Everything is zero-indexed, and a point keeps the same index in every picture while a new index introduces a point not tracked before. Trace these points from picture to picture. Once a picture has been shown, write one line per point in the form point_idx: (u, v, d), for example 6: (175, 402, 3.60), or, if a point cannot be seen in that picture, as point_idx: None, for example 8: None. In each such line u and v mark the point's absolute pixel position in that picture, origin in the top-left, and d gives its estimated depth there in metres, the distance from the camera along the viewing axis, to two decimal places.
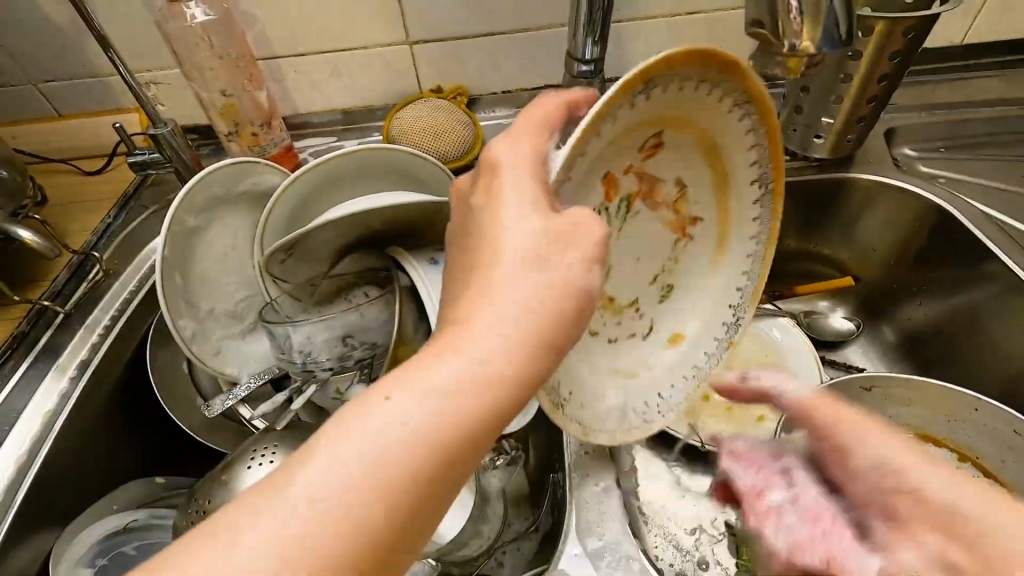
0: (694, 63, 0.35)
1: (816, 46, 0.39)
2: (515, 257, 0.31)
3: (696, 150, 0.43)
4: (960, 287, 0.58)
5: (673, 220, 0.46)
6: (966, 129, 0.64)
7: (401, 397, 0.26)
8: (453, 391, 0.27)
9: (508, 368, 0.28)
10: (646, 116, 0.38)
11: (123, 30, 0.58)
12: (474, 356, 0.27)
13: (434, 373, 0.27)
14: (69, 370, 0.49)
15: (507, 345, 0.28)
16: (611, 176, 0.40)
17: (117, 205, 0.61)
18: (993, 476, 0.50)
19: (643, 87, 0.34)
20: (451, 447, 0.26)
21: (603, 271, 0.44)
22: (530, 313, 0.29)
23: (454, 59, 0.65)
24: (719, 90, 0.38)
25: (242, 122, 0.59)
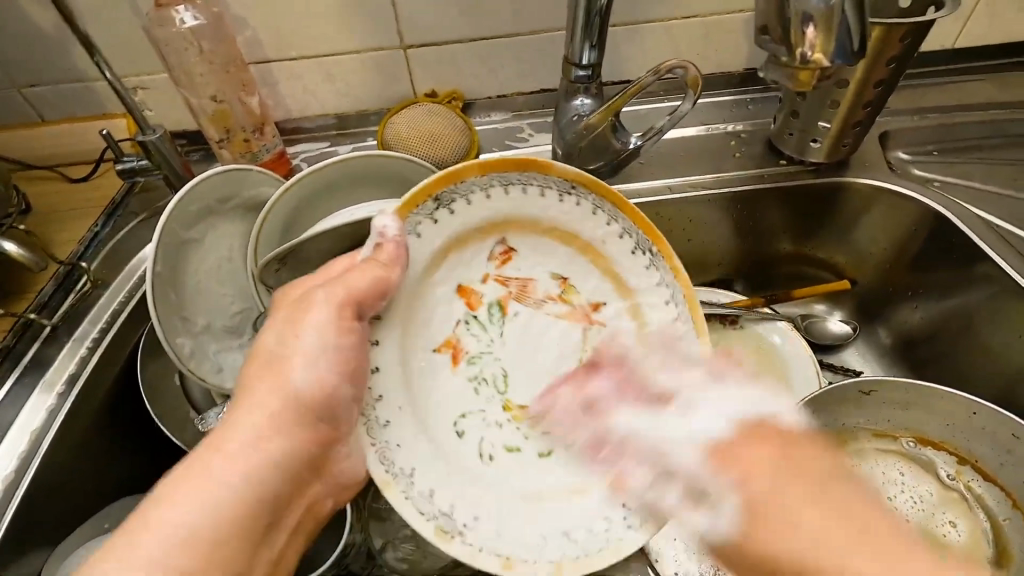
0: (490, 173, 0.43)
1: (830, 58, 0.40)
2: (289, 362, 0.37)
3: (557, 239, 0.47)
4: (954, 289, 0.58)
5: (570, 310, 0.48)
6: (959, 132, 0.65)
7: (161, 515, 0.31)
8: (219, 495, 0.33)
9: (269, 467, 0.35)
10: (473, 226, 0.44)
11: (109, 35, 0.56)
12: (228, 471, 0.33)
13: (195, 483, 0.32)
14: (57, 385, 0.48)
15: (258, 445, 0.35)
16: (467, 283, 0.46)
17: (105, 213, 0.59)
18: (990, 477, 0.51)
19: (438, 202, 0.41)
20: (220, 544, 0.32)
21: (498, 378, 0.47)
22: (286, 416, 0.36)
23: (448, 64, 0.64)
24: (535, 186, 0.44)
25: (234, 129, 0.58)
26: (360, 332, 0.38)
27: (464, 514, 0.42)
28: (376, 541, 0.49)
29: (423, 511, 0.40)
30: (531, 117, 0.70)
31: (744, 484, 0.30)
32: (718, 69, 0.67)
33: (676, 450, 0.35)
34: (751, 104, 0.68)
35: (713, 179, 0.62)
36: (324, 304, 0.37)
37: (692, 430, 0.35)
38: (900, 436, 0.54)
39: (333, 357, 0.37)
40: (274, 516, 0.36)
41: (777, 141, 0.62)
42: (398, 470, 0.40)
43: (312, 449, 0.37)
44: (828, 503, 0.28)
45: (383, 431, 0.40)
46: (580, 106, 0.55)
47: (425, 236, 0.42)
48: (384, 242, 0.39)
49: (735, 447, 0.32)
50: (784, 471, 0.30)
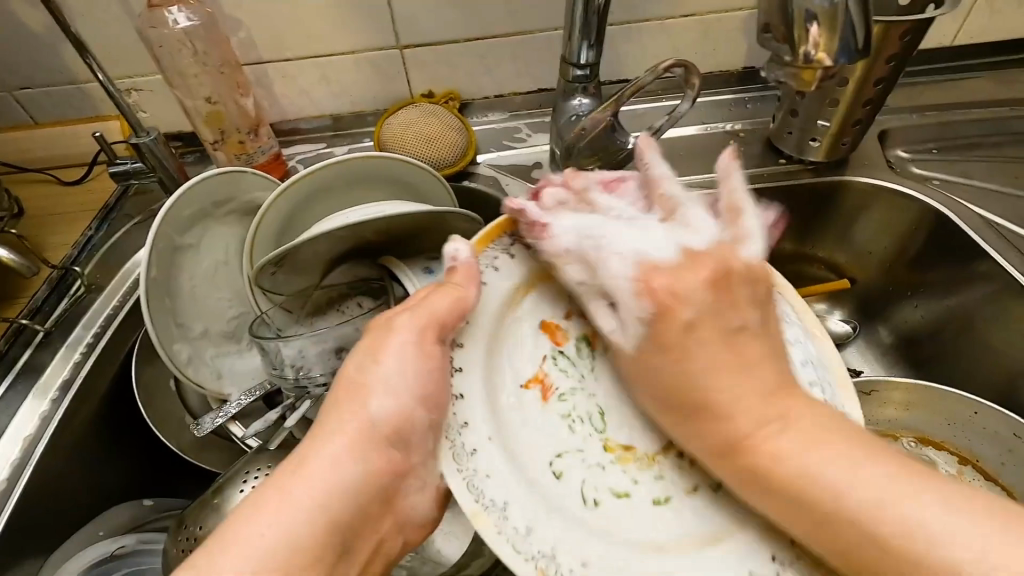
0: (572, 207, 0.42)
1: (832, 58, 0.40)
2: (367, 391, 0.35)
3: None
4: (954, 288, 0.58)
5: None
6: (959, 130, 0.64)
7: (248, 529, 0.30)
8: (294, 522, 0.31)
9: (344, 495, 0.33)
10: (540, 265, 0.42)
11: (102, 36, 0.56)
12: (307, 492, 0.32)
13: (280, 504, 0.31)
14: (51, 391, 0.47)
15: (339, 471, 0.33)
16: (551, 320, 0.42)
17: (99, 215, 0.58)
18: (991, 477, 0.50)
19: (513, 236, 0.42)
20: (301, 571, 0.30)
21: (595, 415, 0.40)
22: (364, 443, 0.34)
23: (445, 64, 0.64)
24: (600, 215, 0.42)
25: (228, 130, 0.58)
26: (443, 355, 0.36)
27: (570, 559, 0.33)
28: None
29: (521, 552, 0.33)
30: (529, 117, 0.69)
31: (677, 377, 0.34)
32: (716, 68, 0.67)
33: (621, 257, 0.36)
34: (750, 102, 0.68)
35: (710, 178, 0.61)
36: (408, 322, 0.36)
37: (628, 247, 0.36)
38: (901, 435, 0.53)
39: (414, 381, 0.35)
40: (347, 547, 0.33)
41: (777, 141, 0.62)
42: (490, 501, 0.33)
43: (387, 480, 0.35)
44: (750, 379, 0.33)
45: (470, 459, 0.34)
46: (579, 106, 0.55)
47: (502, 269, 0.41)
48: (457, 264, 0.38)
49: (731, 275, 0.36)
50: (718, 358, 0.34)
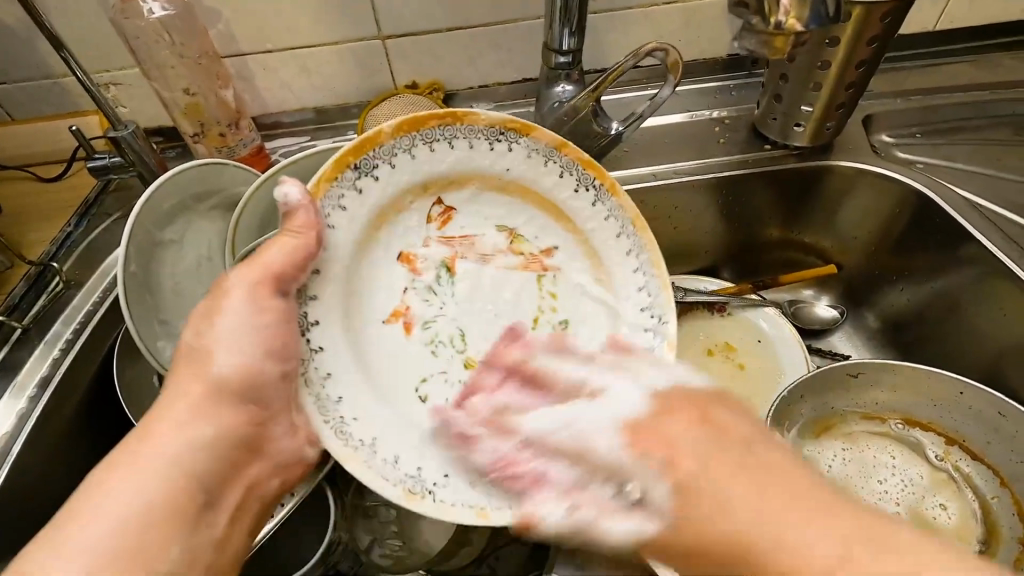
0: (409, 133, 0.42)
1: (803, 24, 0.40)
2: (207, 352, 0.37)
3: (493, 187, 0.47)
4: (939, 271, 0.58)
5: (522, 259, 0.49)
6: (942, 114, 0.64)
7: (105, 486, 0.32)
8: (151, 477, 0.33)
9: (194, 450, 0.35)
10: (407, 186, 0.44)
11: (77, 29, 0.55)
12: (157, 455, 0.33)
13: (131, 468, 0.33)
14: (28, 389, 0.46)
15: (188, 429, 0.35)
16: (408, 250, 0.46)
17: (78, 212, 0.58)
18: (978, 457, 0.50)
19: (358, 170, 0.41)
20: (162, 518, 0.32)
21: (454, 337, 0.47)
22: (211, 400, 0.37)
23: (428, 54, 0.63)
24: (462, 138, 0.44)
25: (208, 123, 0.57)
26: (282, 305, 0.38)
27: (434, 474, 0.42)
28: (363, 538, 0.49)
29: (389, 477, 0.41)
30: (514, 108, 0.69)
31: (745, 517, 0.29)
32: (700, 55, 0.67)
33: (604, 430, 0.36)
34: (735, 90, 0.68)
35: (696, 165, 0.61)
36: (241, 281, 0.37)
37: (580, 423, 0.38)
38: (886, 418, 0.54)
39: (259, 335, 0.37)
40: (213, 498, 0.36)
41: (761, 127, 0.62)
42: (359, 442, 0.41)
43: (241, 432, 0.38)
44: (840, 523, 0.28)
45: (335, 408, 0.40)
46: (562, 93, 0.55)
47: (354, 207, 0.41)
48: (292, 208, 0.37)
49: (678, 402, 0.37)
50: (713, 453, 0.32)
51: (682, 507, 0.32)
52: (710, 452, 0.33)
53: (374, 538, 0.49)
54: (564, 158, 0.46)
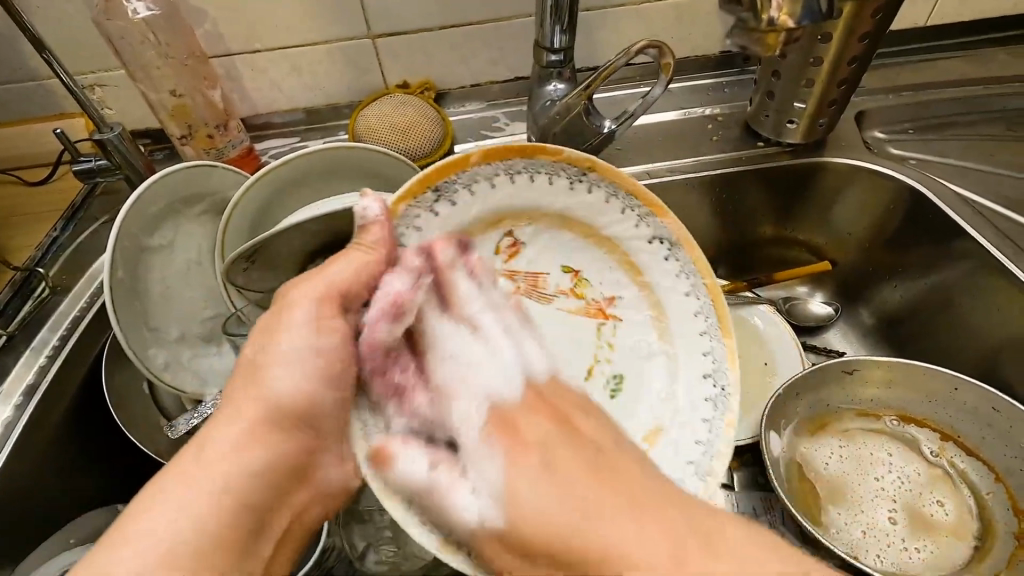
0: (494, 162, 0.42)
1: (796, 21, 0.40)
2: (267, 370, 0.37)
3: (562, 224, 0.47)
4: (933, 267, 0.58)
5: (584, 305, 0.50)
6: (936, 109, 0.64)
7: (158, 507, 0.32)
8: (200, 499, 0.33)
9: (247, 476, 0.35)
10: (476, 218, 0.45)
11: (61, 30, 0.54)
12: (208, 477, 0.33)
13: (181, 487, 0.33)
14: (14, 397, 0.46)
15: (239, 453, 0.35)
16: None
17: (64, 216, 0.57)
18: (974, 453, 0.50)
19: (437, 193, 0.42)
20: (215, 546, 0.32)
21: None
22: (263, 423, 0.36)
23: (419, 53, 0.62)
24: (543, 173, 0.44)
25: (196, 125, 0.56)
26: (342, 326, 0.38)
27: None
28: (359, 542, 0.48)
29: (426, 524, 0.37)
30: (506, 107, 0.69)
31: (534, 502, 0.33)
32: (693, 52, 0.66)
33: (477, 398, 0.38)
34: (727, 87, 0.68)
35: (688, 163, 0.61)
36: (306, 296, 0.38)
37: (482, 384, 0.39)
38: (882, 414, 0.53)
39: (316, 356, 0.37)
40: (262, 524, 0.36)
41: (754, 124, 0.62)
42: None
43: (298, 457, 0.37)
44: (670, 525, 0.30)
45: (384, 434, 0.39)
46: (553, 91, 0.54)
47: (425, 228, 0.42)
48: (367, 223, 0.39)
49: (548, 394, 0.39)
50: (560, 477, 0.33)
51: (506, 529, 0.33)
52: (568, 483, 0.33)
53: (368, 543, 0.48)
54: (625, 194, 0.45)
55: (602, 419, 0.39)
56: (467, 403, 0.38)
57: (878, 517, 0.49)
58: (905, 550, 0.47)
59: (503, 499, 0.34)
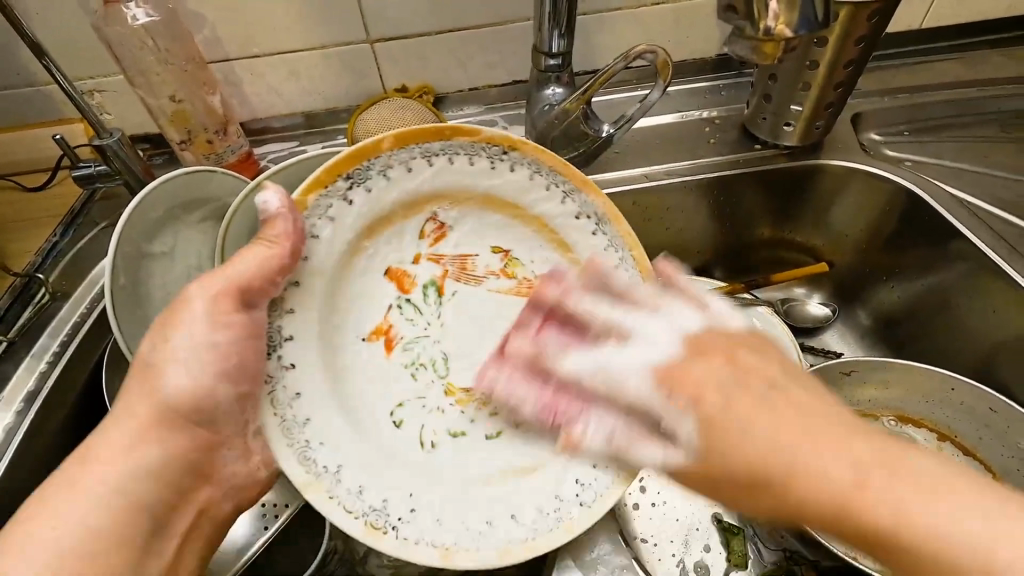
0: (408, 146, 0.41)
1: (792, 30, 0.41)
2: (160, 370, 0.37)
3: (487, 203, 0.46)
4: (929, 268, 0.59)
5: (515, 284, 0.48)
6: (931, 111, 0.65)
7: (51, 514, 0.33)
8: (94, 504, 0.34)
9: (140, 476, 0.36)
10: (392, 204, 0.43)
11: (58, 35, 0.54)
12: (97, 483, 0.35)
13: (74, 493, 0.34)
14: (15, 402, 0.46)
15: (132, 456, 0.36)
16: (398, 266, 0.45)
17: (64, 221, 0.57)
18: (971, 452, 0.51)
19: (350, 181, 0.40)
20: (108, 546, 0.34)
21: (437, 361, 0.46)
22: (155, 422, 0.37)
23: (417, 57, 0.63)
24: (463, 154, 0.43)
25: (195, 129, 0.56)
26: (243, 322, 0.38)
27: (400, 508, 0.40)
28: (360, 547, 0.49)
29: (352, 509, 0.39)
30: (504, 110, 0.69)
31: (722, 414, 0.33)
32: (690, 55, 0.67)
33: (637, 372, 0.37)
34: (725, 89, 0.68)
35: (686, 166, 0.61)
36: (202, 293, 0.37)
37: (626, 374, 0.37)
38: (881, 415, 0.53)
39: (215, 351, 0.37)
40: (159, 522, 0.38)
41: (751, 126, 0.62)
42: (321, 469, 0.39)
43: (193, 454, 0.39)
44: (859, 447, 0.31)
45: (301, 431, 0.39)
46: (552, 95, 0.54)
47: (339, 218, 0.40)
48: (269, 217, 0.37)
49: (707, 346, 0.37)
50: (737, 402, 0.33)
51: (708, 444, 0.33)
52: (771, 407, 0.33)
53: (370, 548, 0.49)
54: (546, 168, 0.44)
55: (765, 355, 0.36)
56: (626, 376, 0.37)
57: None
58: None
59: (705, 426, 0.34)
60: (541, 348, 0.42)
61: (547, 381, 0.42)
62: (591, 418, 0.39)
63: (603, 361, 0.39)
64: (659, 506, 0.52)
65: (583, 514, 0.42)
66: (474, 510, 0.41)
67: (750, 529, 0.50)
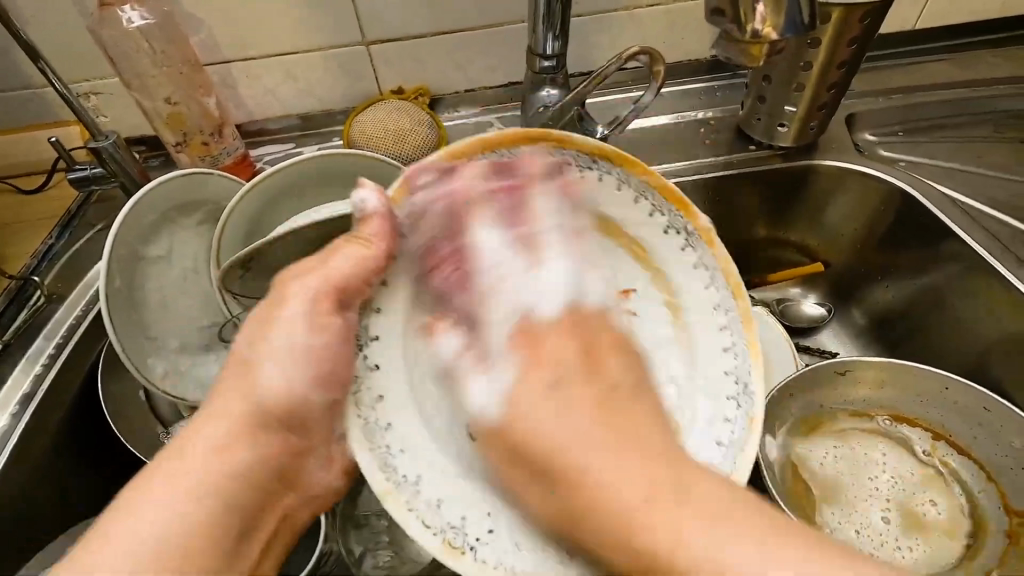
0: (496, 151, 0.39)
1: (779, 33, 0.40)
2: (257, 365, 0.37)
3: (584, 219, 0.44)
4: (923, 268, 0.59)
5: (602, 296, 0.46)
6: (925, 112, 0.65)
7: (141, 510, 0.32)
8: (177, 503, 0.32)
9: (232, 473, 0.35)
10: None
11: (53, 37, 0.54)
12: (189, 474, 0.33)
13: (171, 483, 0.33)
14: (10, 405, 0.46)
15: (217, 457, 0.35)
16: None
17: (60, 224, 0.57)
18: (965, 451, 0.51)
19: (442, 181, 0.39)
20: (197, 553, 0.32)
21: None
22: (248, 421, 0.36)
23: (413, 59, 0.63)
24: None
25: (190, 132, 0.57)
26: (342, 322, 0.38)
27: (479, 527, 0.38)
28: (356, 548, 0.49)
29: (431, 526, 0.36)
30: (501, 111, 0.69)
31: (559, 432, 0.34)
32: (684, 57, 0.67)
33: (506, 317, 0.39)
34: (720, 90, 0.68)
35: (681, 167, 0.62)
36: (308, 286, 0.38)
37: (521, 298, 0.40)
38: (875, 414, 0.54)
39: (309, 354, 0.37)
40: (250, 525, 0.36)
41: (746, 127, 0.62)
42: (401, 478, 0.36)
43: (280, 456, 0.38)
44: (704, 504, 0.29)
45: (383, 436, 0.37)
46: (547, 97, 0.54)
47: (426, 224, 0.39)
48: (366, 215, 0.37)
49: (586, 320, 0.40)
50: (583, 420, 0.34)
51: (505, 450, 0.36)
52: (580, 434, 0.33)
53: (365, 549, 0.49)
54: (637, 179, 0.42)
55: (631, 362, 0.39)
56: (479, 394, 0.38)
57: (872, 518, 0.49)
58: (897, 548, 0.48)
59: (576, 432, 0.33)
60: (487, 245, 0.40)
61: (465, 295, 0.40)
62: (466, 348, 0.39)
63: (512, 297, 0.40)
64: None
65: None
66: None
67: None
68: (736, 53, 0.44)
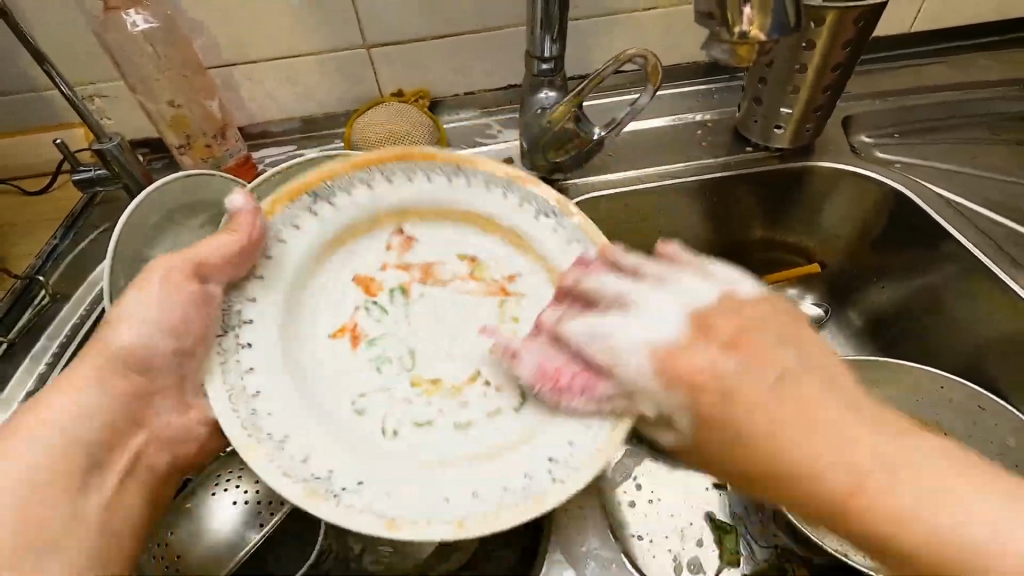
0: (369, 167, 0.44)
1: (766, 34, 0.41)
2: (113, 327, 0.39)
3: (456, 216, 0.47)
4: (919, 269, 0.59)
5: (484, 286, 0.46)
6: (918, 114, 0.66)
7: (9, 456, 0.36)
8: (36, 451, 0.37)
9: (78, 428, 0.39)
10: (359, 216, 0.44)
11: (59, 41, 0.55)
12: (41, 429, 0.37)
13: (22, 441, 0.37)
14: (15, 403, 0.46)
15: (70, 415, 0.38)
16: (365, 274, 0.45)
17: (64, 225, 0.58)
18: None
19: (314, 197, 0.43)
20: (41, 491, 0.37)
21: (404, 356, 0.43)
22: (106, 372, 0.39)
23: (413, 62, 0.64)
24: (419, 173, 0.46)
25: (194, 134, 0.57)
26: (192, 291, 0.39)
27: (346, 478, 0.36)
28: (354, 545, 0.49)
29: (293, 475, 0.35)
30: (500, 114, 0.70)
31: (718, 367, 0.35)
32: (682, 60, 0.68)
33: (636, 352, 0.36)
34: (717, 93, 0.69)
35: (678, 168, 0.62)
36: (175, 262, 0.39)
37: (627, 349, 0.36)
38: None
39: (166, 313, 0.39)
40: (99, 464, 0.40)
41: (743, 129, 0.63)
42: (266, 436, 0.36)
43: (129, 403, 0.41)
44: (883, 419, 0.34)
45: (250, 399, 0.37)
46: (545, 99, 0.55)
47: (303, 228, 0.42)
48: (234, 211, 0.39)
49: (711, 322, 0.38)
50: (740, 391, 0.35)
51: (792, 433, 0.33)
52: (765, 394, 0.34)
53: (364, 546, 0.49)
54: (519, 189, 0.47)
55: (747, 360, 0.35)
56: (632, 371, 0.36)
57: None
58: None
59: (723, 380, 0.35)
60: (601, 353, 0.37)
61: (567, 371, 0.39)
62: (579, 395, 0.38)
63: (615, 323, 0.38)
64: (650, 503, 0.52)
65: (557, 489, 0.36)
66: (438, 483, 0.36)
67: (742, 526, 0.50)
68: (720, 54, 0.44)
